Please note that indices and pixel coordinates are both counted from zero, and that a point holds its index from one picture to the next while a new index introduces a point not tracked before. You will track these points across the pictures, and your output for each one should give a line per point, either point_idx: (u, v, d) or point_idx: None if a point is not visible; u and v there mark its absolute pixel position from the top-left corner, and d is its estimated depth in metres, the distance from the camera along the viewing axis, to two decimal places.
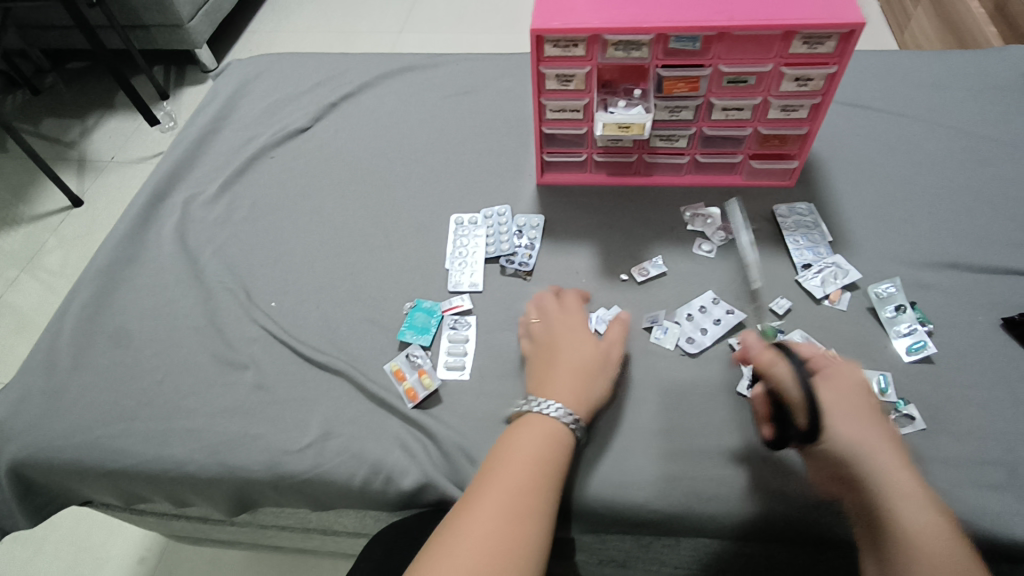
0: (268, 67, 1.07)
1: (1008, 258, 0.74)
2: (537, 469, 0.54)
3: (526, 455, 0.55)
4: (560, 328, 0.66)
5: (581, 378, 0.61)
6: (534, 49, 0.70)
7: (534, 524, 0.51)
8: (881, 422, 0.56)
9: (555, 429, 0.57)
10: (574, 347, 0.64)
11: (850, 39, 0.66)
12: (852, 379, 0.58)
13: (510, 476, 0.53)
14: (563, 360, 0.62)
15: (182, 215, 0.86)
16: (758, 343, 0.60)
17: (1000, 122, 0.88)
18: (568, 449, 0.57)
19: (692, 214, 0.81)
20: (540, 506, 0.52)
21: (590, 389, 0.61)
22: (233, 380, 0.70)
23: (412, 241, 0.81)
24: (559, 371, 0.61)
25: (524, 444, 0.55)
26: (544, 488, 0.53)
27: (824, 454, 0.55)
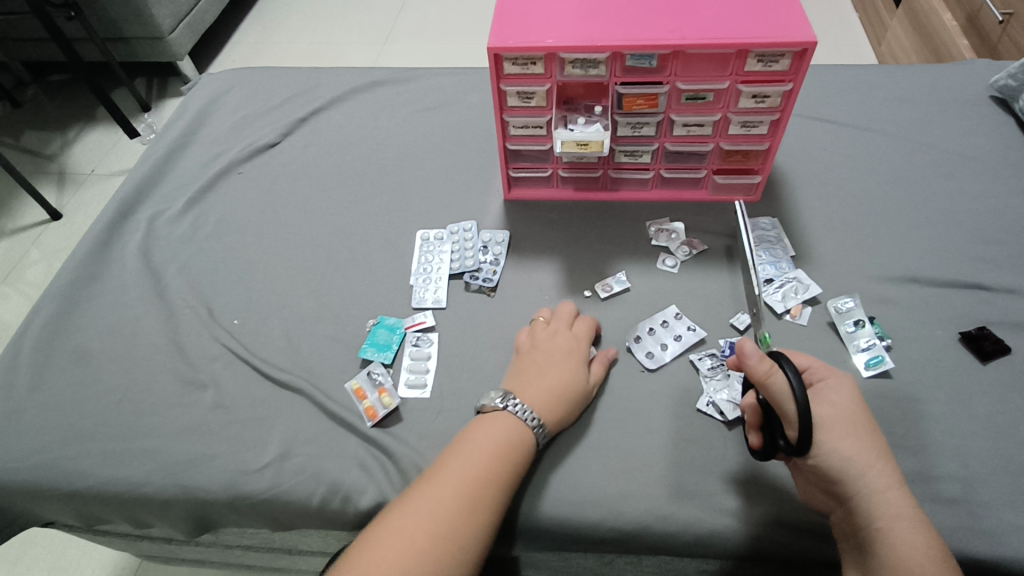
0: (239, 82, 1.07)
1: (969, 272, 0.74)
2: (474, 480, 0.56)
3: (468, 466, 0.56)
4: (558, 339, 0.68)
5: (561, 395, 0.63)
6: (493, 67, 0.71)
7: (462, 536, 0.53)
8: (870, 436, 0.56)
9: (504, 441, 0.59)
10: (566, 363, 0.65)
11: (804, 57, 0.67)
12: (845, 392, 0.58)
13: (446, 485, 0.55)
14: (550, 374, 0.64)
15: (148, 232, 0.86)
16: (757, 352, 0.56)
17: (963, 136, 0.89)
18: (519, 466, 0.59)
19: (656, 229, 0.81)
20: (471, 517, 0.54)
21: (566, 407, 0.63)
22: (193, 400, 0.70)
23: (378, 257, 0.81)
24: (542, 383, 0.64)
25: (470, 456, 0.57)
26: (481, 503, 0.55)
27: (811, 468, 0.55)
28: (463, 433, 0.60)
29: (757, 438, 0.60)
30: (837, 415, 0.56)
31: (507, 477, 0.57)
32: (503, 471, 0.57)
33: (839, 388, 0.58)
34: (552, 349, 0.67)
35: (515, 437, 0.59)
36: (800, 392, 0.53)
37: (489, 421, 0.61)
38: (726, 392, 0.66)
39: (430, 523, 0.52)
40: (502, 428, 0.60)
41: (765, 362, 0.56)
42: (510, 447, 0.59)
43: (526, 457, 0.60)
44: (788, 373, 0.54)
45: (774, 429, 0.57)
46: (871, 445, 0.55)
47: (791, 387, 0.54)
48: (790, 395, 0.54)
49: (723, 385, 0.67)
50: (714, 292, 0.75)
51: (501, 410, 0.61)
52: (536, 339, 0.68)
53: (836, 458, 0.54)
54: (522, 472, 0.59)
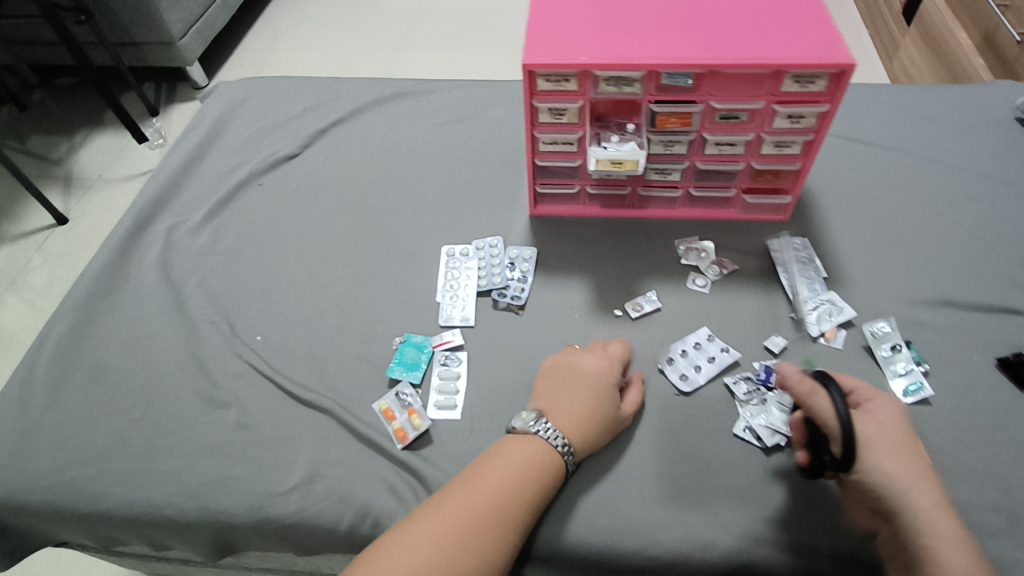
0: (256, 91, 1.06)
1: (1004, 296, 0.74)
2: (501, 505, 0.54)
3: (497, 487, 0.55)
4: (587, 363, 0.65)
5: (590, 422, 0.61)
6: (526, 83, 0.70)
7: (490, 551, 0.51)
8: (918, 457, 0.54)
9: (534, 462, 0.58)
10: (597, 389, 0.63)
11: (841, 79, 0.66)
12: (892, 411, 0.57)
13: (475, 507, 0.53)
14: (580, 400, 0.62)
15: (167, 243, 0.84)
16: (797, 372, 0.58)
17: (990, 157, 0.88)
18: (548, 486, 0.58)
19: (686, 248, 0.80)
20: (496, 544, 0.52)
21: (595, 435, 0.61)
22: (215, 419, 0.68)
23: (403, 273, 0.80)
24: (572, 410, 0.62)
25: (498, 477, 0.56)
26: (511, 521, 0.53)
27: (856, 485, 0.55)
28: (493, 449, 0.59)
29: (804, 455, 0.60)
30: (884, 432, 0.55)
31: (532, 502, 0.56)
32: (531, 495, 0.56)
33: (886, 407, 0.57)
34: (583, 372, 0.65)
35: (547, 458, 0.58)
36: (843, 409, 0.54)
37: (515, 439, 0.60)
38: (763, 417, 0.65)
39: (456, 549, 0.50)
40: (531, 451, 0.58)
41: (806, 381, 0.57)
42: (540, 467, 0.57)
43: (555, 478, 0.58)
44: (830, 392, 0.55)
45: (820, 445, 0.58)
46: (918, 464, 0.54)
47: (834, 409, 0.55)
48: (833, 412, 0.55)
49: (759, 410, 0.66)
50: (746, 313, 0.75)
51: (536, 436, 0.60)
52: (568, 360, 0.66)
53: (880, 474, 0.53)
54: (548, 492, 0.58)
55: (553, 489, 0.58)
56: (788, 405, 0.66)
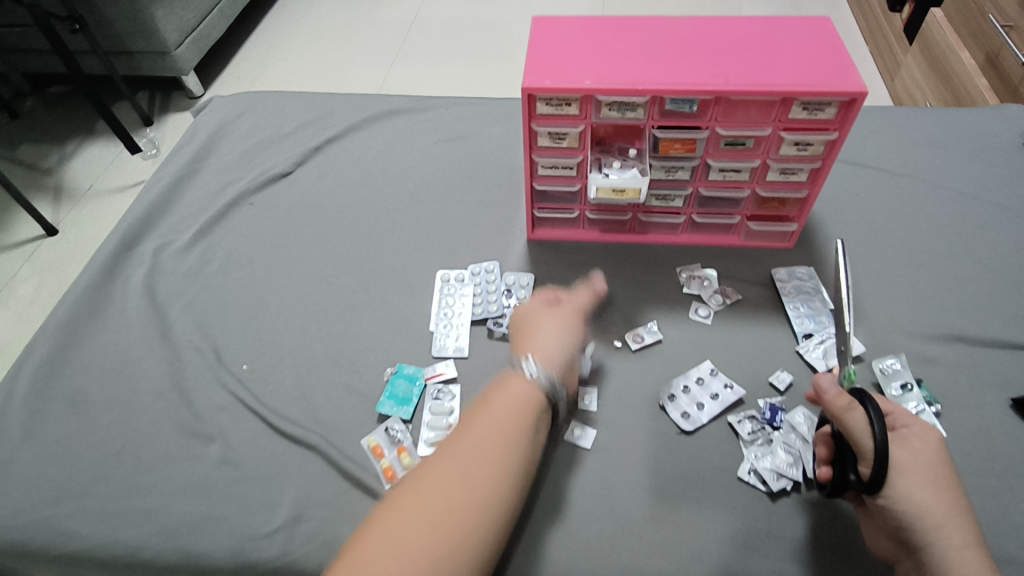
0: (249, 106, 1.04)
1: (1015, 331, 0.71)
2: (454, 484, 0.48)
3: (461, 466, 0.49)
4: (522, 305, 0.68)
5: (556, 334, 0.62)
6: (525, 107, 0.67)
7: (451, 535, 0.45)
8: (953, 492, 0.52)
9: (512, 415, 0.53)
10: (542, 314, 0.65)
11: (852, 107, 0.64)
12: (931, 441, 0.54)
13: (452, 478, 0.48)
14: (537, 326, 0.64)
15: (153, 265, 0.81)
16: (834, 386, 0.55)
17: (1000, 185, 0.86)
18: (506, 443, 0.51)
19: (688, 276, 0.78)
20: (483, 518, 0.46)
21: (566, 341, 0.62)
22: (197, 454, 0.65)
23: (396, 299, 0.77)
24: (537, 334, 0.62)
25: (475, 439, 0.51)
26: (469, 497, 0.47)
27: (882, 512, 0.52)
28: (471, 411, 0.55)
29: (826, 471, 0.57)
30: (918, 461, 0.53)
31: (491, 468, 0.49)
32: (514, 452, 0.51)
33: (920, 434, 0.55)
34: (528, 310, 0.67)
35: (501, 417, 0.54)
36: (879, 431, 0.51)
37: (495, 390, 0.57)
38: (769, 459, 0.62)
39: (442, 533, 0.45)
40: (517, 385, 0.56)
41: (844, 397, 0.55)
42: (518, 417, 0.54)
43: (514, 435, 0.52)
44: (869, 410, 0.53)
45: (847, 464, 0.55)
46: (952, 498, 0.51)
47: (869, 426, 0.53)
48: (868, 431, 0.53)
49: (765, 451, 0.63)
50: (750, 347, 0.72)
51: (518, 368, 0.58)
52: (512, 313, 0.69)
53: (909, 504, 0.50)
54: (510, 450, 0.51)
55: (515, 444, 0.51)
56: (794, 447, 0.63)
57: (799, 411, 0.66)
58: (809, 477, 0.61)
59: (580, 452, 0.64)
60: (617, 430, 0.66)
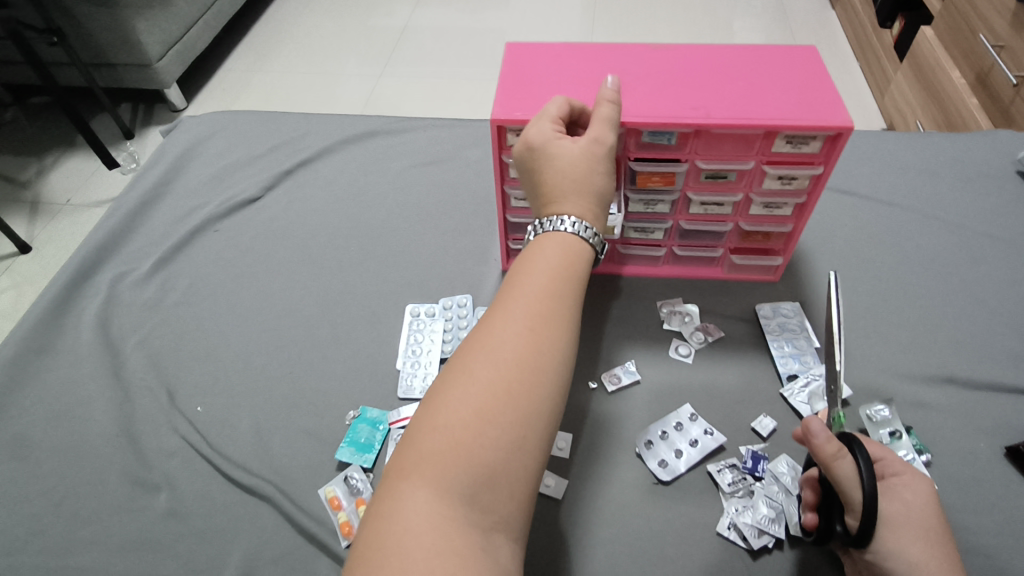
0: (220, 126, 1.00)
1: (1009, 374, 0.68)
2: (496, 383, 0.41)
3: (495, 367, 0.42)
4: (538, 138, 0.56)
5: (593, 184, 0.55)
6: (495, 139, 0.64)
7: (497, 438, 0.39)
8: (946, 550, 0.48)
9: (541, 306, 0.46)
10: (575, 166, 0.55)
11: (837, 141, 0.61)
12: (923, 493, 0.50)
13: (494, 369, 0.42)
14: (568, 171, 0.55)
15: (109, 297, 0.78)
16: (823, 431, 0.51)
17: (993, 216, 0.83)
18: (538, 331, 0.44)
19: (668, 311, 0.75)
20: (545, 402, 0.42)
21: (605, 188, 0.56)
22: (143, 506, 0.61)
23: (362, 335, 0.74)
24: (572, 187, 0.55)
25: (508, 335, 0.44)
26: (509, 395, 0.41)
27: (870, 565, 0.49)
28: (502, 302, 0.46)
29: (813, 518, 0.55)
30: (909, 513, 0.49)
31: (529, 359, 0.43)
32: (560, 334, 0.45)
33: (912, 481, 0.51)
34: (566, 163, 0.55)
35: (529, 310, 0.45)
36: (868, 481, 0.47)
37: (515, 286, 0.48)
38: (750, 514, 0.58)
39: (499, 426, 0.40)
40: (547, 258, 0.50)
41: (833, 442, 0.50)
42: (547, 307, 0.46)
43: (544, 331, 0.45)
44: (857, 459, 0.49)
45: (833, 513, 0.52)
46: (945, 557, 0.48)
47: (858, 476, 0.49)
48: (856, 483, 0.48)
49: (746, 505, 0.59)
50: (732, 388, 0.69)
51: (552, 229, 0.53)
52: (538, 154, 0.56)
53: (901, 560, 0.47)
54: (544, 343, 0.44)
55: (549, 337, 0.45)
56: (776, 499, 0.59)
57: (782, 459, 0.62)
58: (791, 533, 0.58)
59: (549, 504, 0.61)
60: (590, 479, 0.63)
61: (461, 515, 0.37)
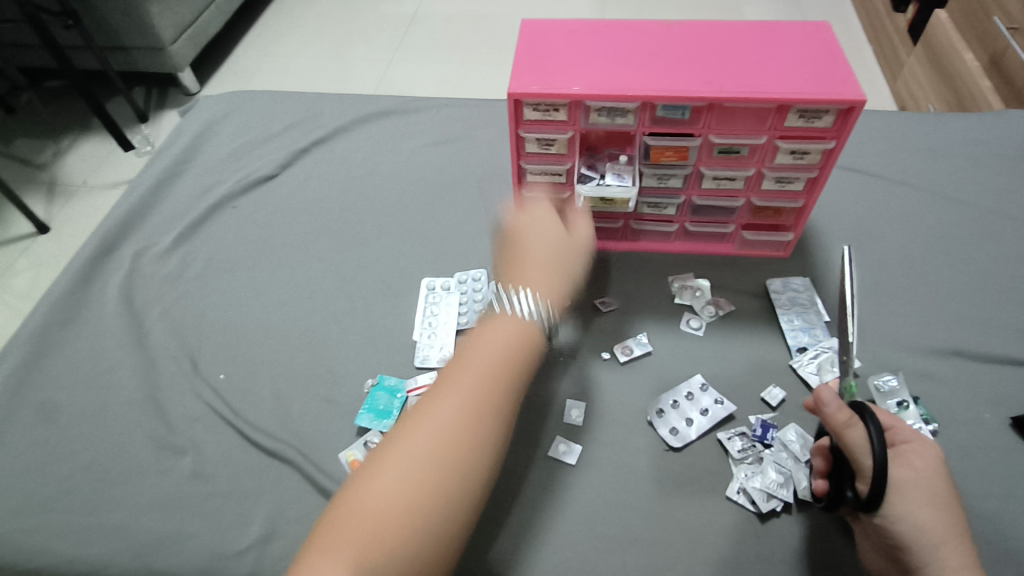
0: (237, 106, 1.01)
1: (1016, 347, 0.69)
2: (431, 461, 0.45)
3: (434, 444, 0.46)
4: (516, 219, 0.65)
5: (555, 264, 0.61)
6: (512, 112, 0.66)
7: (421, 515, 0.43)
8: (951, 512, 0.49)
9: (484, 391, 0.50)
10: (544, 247, 0.62)
11: (850, 115, 0.62)
12: (931, 458, 0.51)
13: (428, 444, 0.46)
14: (535, 251, 0.62)
15: (131, 270, 0.80)
16: (834, 399, 0.52)
17: (1003, 194, 0.84)
18: (478, 412, 0.48)
19: (680, 286, 0.76)
20: (475, 481, 0.46)
21: (568, 271, 0.61)
22: (169, 468, 0.63)
23: (379, 307, 0.75)
24: (538, 265, 0.60)
25: (445, 413, 0.48)
26: (442, 477, 0.45)
27: (879, 530, 0.50)
28: (448, 378, 0.51)
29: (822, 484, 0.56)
30: (917, 478, 0.50)
31: (466, 441, 0.47)
32: (496, 423, 0.49)
33: (920, 446, 0.52)
34: (535, 243, 0.63)
35: (475, 389, 0.50)
36: (878, 448, 0.48)
37: (459, 365, 0.52)
38: (759, 479, 0.60)
39: (421, 513, 0.43)
40: (499, 334, 0.54)
41: (845, 411, 0.51)
42: (491, 388, 0.50)
43: (486, 413, 0.49)
44: (869, 427, 0.49)
45: (842, 479, 0.53)
46: (950, 518, 0.49)
47: (869, 442, 0.49)
48: (867, 449, 0.50)
49: (755, 470, 0.61)
50: (742, 360, 0.70)
51: (505, 305, 0.57)
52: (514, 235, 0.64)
53: (908, 523, 0.48)
54: (487, 423, 0.49)
55: (490, 420, 0.49)
56: (786, 466, 0.61)
57: (791, 427, 0.64)
58: (800, 497, 0.59)
59: (563, 469, 0.63)
60: (602, 446, 0.64)
61: None
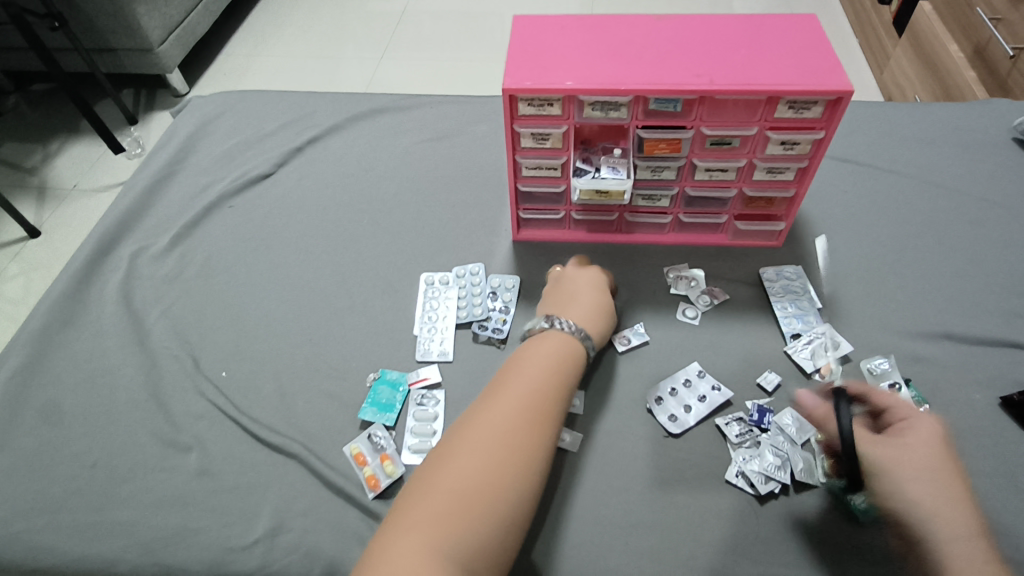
0: (230, 106, 1.02)
1: (1003, 329, 0.71)
2: (501, 446, 0.49)
3: (502, 431, 0.50)
4: (571, 267, 0.72)
5: (594, 308, 0.65)
6: (507, 108, 0.66)
7: (496, 493, 0.47)
8: (950, 483, 0.49)
9: (541, 387, 0.54)
10: (588, 291, 0.67)
11: (838, 105, 0.63)
12: (925, 433, 0.52)
13: (490, 436, 0.50)
14: (579, 292, 0.67)
15: (129, 270, 0.80)
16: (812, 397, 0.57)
17: (989, 180, 0.86)
18: (542, 405, 0.53)
19: (675, 276, 0.77)
20: (538, 465, 0.50)
21: (604, 321, 0.65)
22: (174, 465, 0.64)
23: (379, 303, 0.76)
24: (579, 304, 0.65)
25: (499, 413, 0.52)
26: (512, 458, 0.49)
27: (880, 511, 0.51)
28: (508, 378, 0.56)
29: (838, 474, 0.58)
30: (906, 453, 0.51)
31: (530, 429, 0.51)
32: (553, 415, 0.53)
33: (916, 423, 0.52)
34: (580, 286, 0.68)
35: (537, 386, 0.54)
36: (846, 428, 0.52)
37: (519, 365, 0.57)
38: (757, 462, 0.62)
39: (492, 491, 0.47)
40: (553, 340, 0.60)
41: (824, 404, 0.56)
42: (548, 386, 0.55)
43: (550, 407, 0.54)
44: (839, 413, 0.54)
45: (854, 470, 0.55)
46: (950, 490, 0.48)
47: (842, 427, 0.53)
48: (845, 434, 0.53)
49: (753, 454, 0.62)
50: (737, 347, 0.71)
51: (552, 325, 0.62)
52: (565, 278, 0.70)
53: (897, 497, 0.49)
54: (553, 417, 0.53)
55: (553, 415, 0.53)
56: (782, 448, 0.62)
57: (787, 412, 0.65)
58: (797, 479, 0.61)
59: (565, 457, 0.64)
60: (602, 433, 0.65)
61: (452, 557, 0.43)
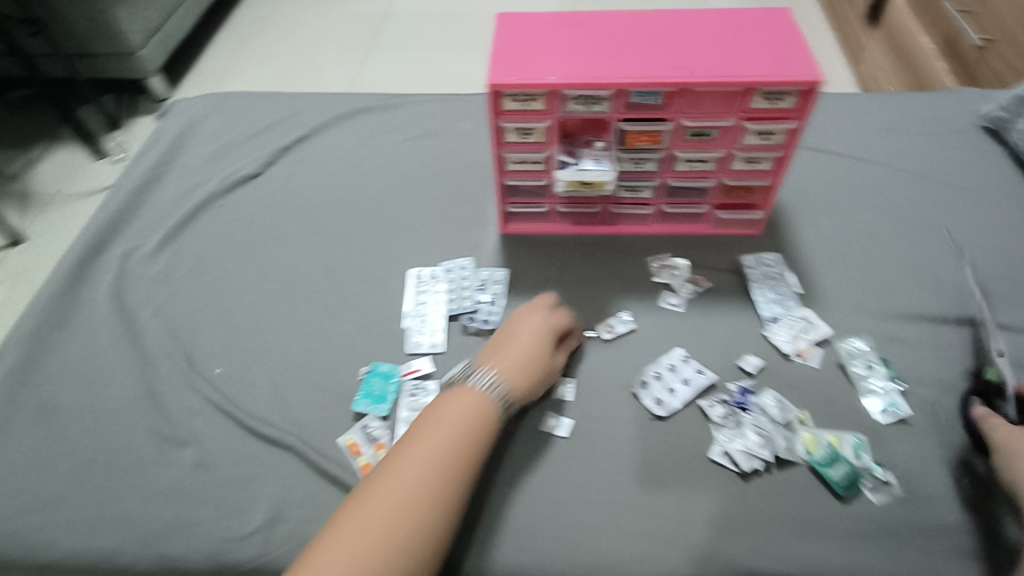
0: (216, 107, 1.02)
1: (975, 309, 0.73)
2: (410, 489, 0.49)
3: (413, 473, 0.50)
4: (532, 309, 0.67)
5: (525, 369, 0.61)
6: (491, 103, 0.68)
7: (401, 540, 0.47)
8: None
9: (460, 424, 0.54)
10: (528, 345, 0.63)
11: (810, 96, 0.66)
12: None
13: (401, 479, 0.50)
14: (518, 344, 0.63)
15: (120, 271, 0.80)
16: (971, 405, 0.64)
17: (959, 167, 0.89)
18: (456, 445, 0.53)
19: (659, 266, 0.79)
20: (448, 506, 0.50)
21: (529, 385, 0.61)
22: (171, 459, 0.65)
23: (370, 297, 0.77)
24: (511, 358, 0.61)
25: (413, 454, 0.52)
26: (419, 503, 0.49)
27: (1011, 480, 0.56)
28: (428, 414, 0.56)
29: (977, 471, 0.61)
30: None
31: (442, 470, 0.51)
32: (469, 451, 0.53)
33: None
34: (524, 335, 0.64)
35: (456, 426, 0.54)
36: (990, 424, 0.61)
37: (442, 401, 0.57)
38: (740, 441, 0.64)
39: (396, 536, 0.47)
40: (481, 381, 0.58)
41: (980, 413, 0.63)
42: (469, 422, 0.55)
43: (464, 446, 0.53)
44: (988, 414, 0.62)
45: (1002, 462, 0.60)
46: None
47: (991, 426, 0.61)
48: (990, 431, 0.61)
49: (736, 434, 0.65)
50: (721, 332, 0.74)
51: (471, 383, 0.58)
52: (520, 320, 0.66)
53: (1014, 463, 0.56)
54: (467, 455, 0.53)
55: (468, 453, 0.53)
56: (764, 428, 0.65)
57: (768, 393, 0.68)
58: (779, 457, 0.63)
59: (555, 442, 0.66)
60: (592, 418, 0.67)
61: None
